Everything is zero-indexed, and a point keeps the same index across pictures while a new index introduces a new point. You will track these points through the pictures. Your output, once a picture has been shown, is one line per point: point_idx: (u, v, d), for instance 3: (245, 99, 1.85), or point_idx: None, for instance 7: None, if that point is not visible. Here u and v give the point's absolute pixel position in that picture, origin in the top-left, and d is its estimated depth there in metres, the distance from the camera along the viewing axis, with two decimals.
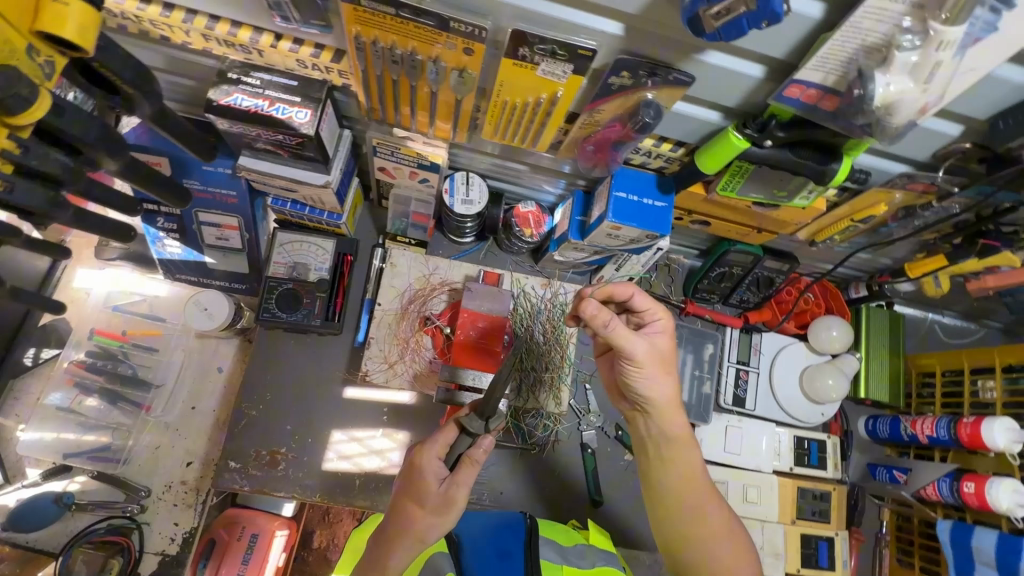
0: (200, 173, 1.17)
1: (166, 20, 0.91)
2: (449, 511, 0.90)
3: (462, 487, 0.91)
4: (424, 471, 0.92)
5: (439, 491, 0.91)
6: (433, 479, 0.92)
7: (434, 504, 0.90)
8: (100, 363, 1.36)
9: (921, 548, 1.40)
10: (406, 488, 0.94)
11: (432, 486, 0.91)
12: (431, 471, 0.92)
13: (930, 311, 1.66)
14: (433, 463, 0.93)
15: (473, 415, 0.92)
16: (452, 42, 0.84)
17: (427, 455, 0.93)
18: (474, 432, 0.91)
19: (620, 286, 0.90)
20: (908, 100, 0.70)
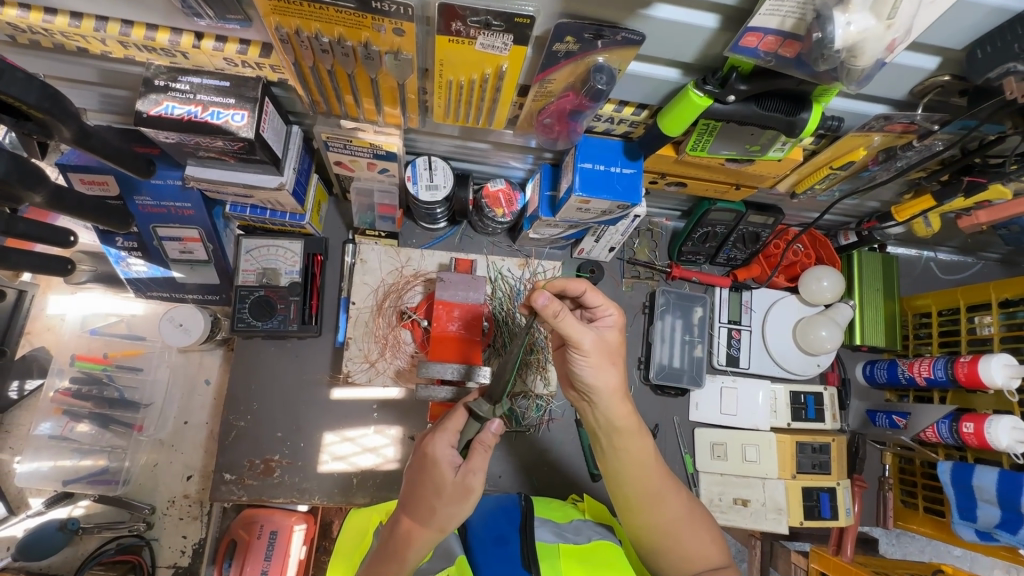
0: (150, 188, 1.12)
1: (77, 31, 0.85)
2: (466, 498, 0.86)
3: (477, 474, 0.87)
4: (437, 459, 0.87)
5: (454, 479, 0.86)
6: (447, 467, 0.87)
7: (451, 494, 0.86)
8: (85, 389, 1.33)
9: (924, 489, 1.41)
10: (417, 481, 0.89)
11: (447, 474, 0.86)
12: (444, 460, 0.87)
13: (924, 249, 1.61)
14: (446, 451, 0.88)
15: (481, 398, 0.89)
16: (380, 23, 0.78)
17: (439, 444, 0.88)
18: (482, 415, 0.88)
19: (572, 282, 0.87)
20: (873, 38, 0.64)
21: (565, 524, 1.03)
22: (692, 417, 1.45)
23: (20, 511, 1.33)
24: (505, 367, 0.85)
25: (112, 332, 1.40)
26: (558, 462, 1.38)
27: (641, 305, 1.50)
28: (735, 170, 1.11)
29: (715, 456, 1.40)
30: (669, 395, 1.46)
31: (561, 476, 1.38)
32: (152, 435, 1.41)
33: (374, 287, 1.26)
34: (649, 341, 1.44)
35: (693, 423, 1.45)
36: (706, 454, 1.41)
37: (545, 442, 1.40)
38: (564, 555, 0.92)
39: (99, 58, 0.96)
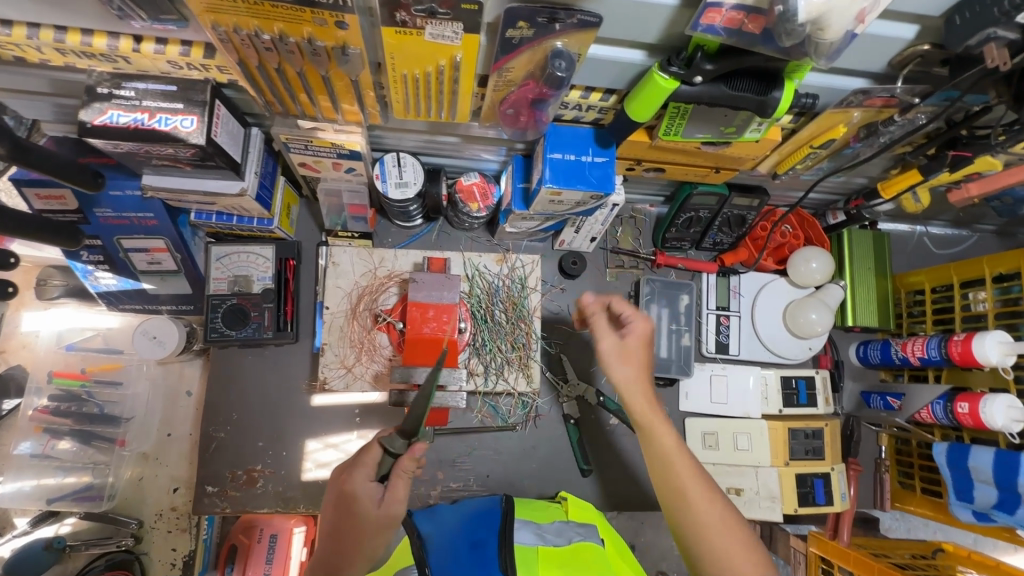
0: (109, 200, 1.08)
1: (9, 40, 0.81)
2: (392, 527, 0.84)
3: (400, 502, 0.84)
4: (358, 497, 0.83)
5: (379, 512, 0.82)
6: (370, 502, 0.83)
7: (376, 528, 0.83)
8: (64, 406, 1.30)
9: (920, 470, 1.38)
10: (342, 521, 0.84)
11: (369, 509, 0.82)
12: (365, 495, 0.83)
13: (917, 224, 1.57)
14: (367, 487, 0.84)
15: (393, 434, 0.85)
16: (321, 16, 0.74)
17: (358, 480, 0.84)
18: (396, 450, 0.84)
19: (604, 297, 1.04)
20: (838, 10, 0.60)
21: (548, 526, 1.01)
22: (682, 407, 1.41)
23: (6, 531, 1.32)
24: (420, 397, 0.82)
25: (88, 347, 1.37)
26: (547, 459, 1.36)
27: (626, 295, 1.46)
28: (713, 153, 1.06)
29: (707, 446, 1.38)
30: (658, 385, 1.43)
31: (550, 473, 1.35)
32: (135, 449, 1.38)
33: (347, 290, 1.24)
34: None
35: (684, 413, 1.43)
36: (697, 444, 1.38)
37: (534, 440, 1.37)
38: (543, 559, 0.91)
39: (40, 67, 0.92)
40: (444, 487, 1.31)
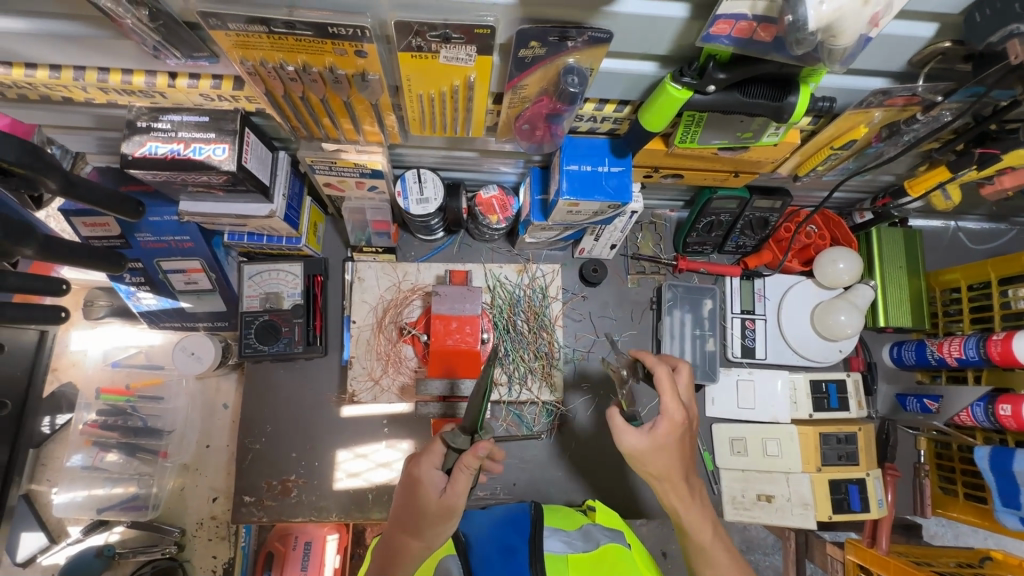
0: (149, 225, 1.14)
1: (57, 82, 0.87)
2: (451, 519, 0.85)
3: (460, 495, 0.84)
4: (422, 481, 0.86)
5: (438, 500, 0.85)
6: (432, 489, 0.86)
7: (435, 515, 0.85)
8: (110, 420, 1.37)
9: (963, 475, 1.33)
10: (407, 502, 0.88)
11: (430, 494, 0.85)
12: (429, 480, 0.86)
13: (951, 220, 1.52)
14: (430, 473, 0.87)
15: (456, 432, 0.90)
16: (342, 47, 0.77)
17: (424, 467, 0.88)
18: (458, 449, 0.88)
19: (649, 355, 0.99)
20: (849, 15, 0.60)
21: (574, 531, 1.02)
22: (708, 413, 1.40)
23: (61, 539, 1.39)
24: (476, 394, 0.88)
25: (132, 363, 1.46)
26: (573, 467, 1.36)
27: (649, 301, 1.46)
28: (732, 158, 1.06)
29: (735, 452, 1.36)
30: None
31: (576, 481, 1.35)
32: (176, 460, 1.44)
33: (373, 304, 1.27)
34: (659, 337, 1.41)
35: (711, 418, 1.41)
36: (725, 450, 1.37)
37: (559, 447, 1.37)
38: (572, 564, 0.93)
39: (86, 105, 0.99)
40: (472, 495, 1.32)
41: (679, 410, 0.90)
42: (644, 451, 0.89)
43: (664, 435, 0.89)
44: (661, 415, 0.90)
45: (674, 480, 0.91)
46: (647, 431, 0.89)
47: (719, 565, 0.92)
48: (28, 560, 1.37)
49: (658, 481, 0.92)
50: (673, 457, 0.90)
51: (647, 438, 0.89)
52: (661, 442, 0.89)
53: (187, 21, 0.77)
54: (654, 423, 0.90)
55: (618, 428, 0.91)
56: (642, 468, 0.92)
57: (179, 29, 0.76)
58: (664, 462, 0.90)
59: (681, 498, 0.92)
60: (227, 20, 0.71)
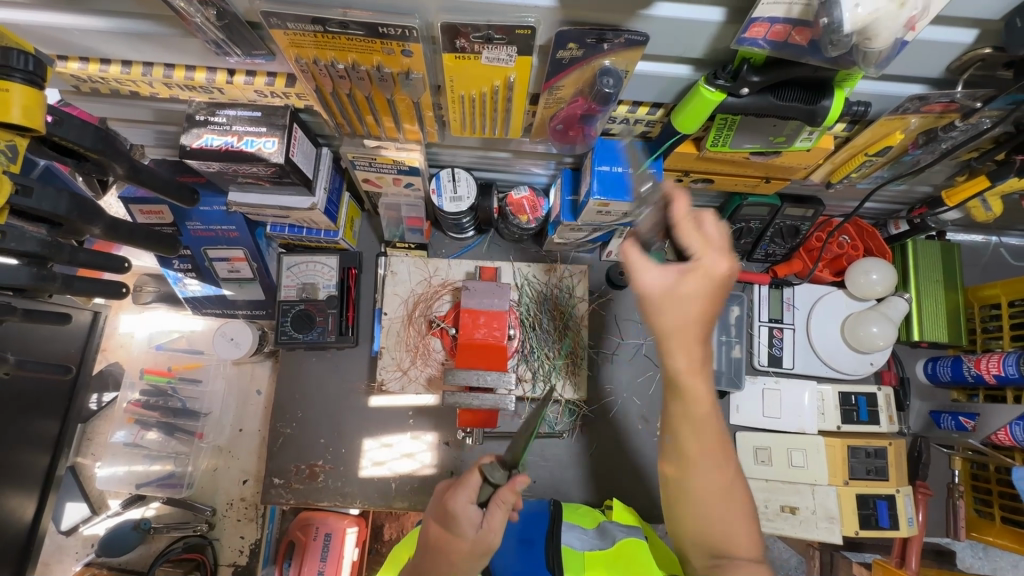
0: (200, 215, 1.21)
1: (128, 77, 0.94)
2: (484, 556, 0.82)
3: (497, 532, 0.82)
4: (458, 517, 0.81)
5: (475, 537, 0.81)
6: (469, 526, 0.81)
7: (469, 553, 0.80)
8: (153, 400, 1.44)
9: (1000, 497, 1.29)
10: (435, 537, 0.82)
11: (467, 532, 0.81)
12: (466, 517, 0.81)
13: (991, 235, 1.48)
14: (466, 509, 0.82)
15: (495, 464, 0.86)
16: (390, 46, 0.82)
17: (461, 501, 0.83)
18: (497, 483, 0.84)
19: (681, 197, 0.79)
20: (885, 18, 0.62)
21: (592, 529, 1.02)
22: (733, 420, 1.39)
23: (101, 510, 1.46)
24: (524, 431, 0.88)
25: (175, 347, 1.51)
26: (595, 466, 1.36)
27: None
28: (764, 163, 1.06)
29: (759, 461, 1.34)
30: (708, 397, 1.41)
31: (598, 481, 1.35)
32: (211, 442, 1.49)
33: (404, 297, 1.33)
34: None
35: (734, 426, 1.40)
36: (749, 459, 1.35)
37: (579, 446, 1.37)
38: (590, 564, 0.92)
39: (149, 100, 1.06)
40: None
41: (723, 262, 0.74)
42: (661, 299, 0.76)
43: (690, 291, 0.75)
44: (695, 262, 0.75)
45: (696, 341, 0.76)
46: (672, 270, 0.77)
47: (706, 449, 0.80)
48: (71, 529, 1.44)
49: (673, 332, 0.76)
50: (710, 313, 0.75)
51: (673, 277, 0.76)
52: (684, 291, 0.75)
53: (250, 21, 0.82)
54: (684, 269, 0.76)
55: (636, 263, 0.79)
56: (657, 320, 0.77)
57: (241, 28, 0.82)
58: (692, 315, 0.75)
59: (690, 365, 0.77)
60: (286, 20, 0.77)
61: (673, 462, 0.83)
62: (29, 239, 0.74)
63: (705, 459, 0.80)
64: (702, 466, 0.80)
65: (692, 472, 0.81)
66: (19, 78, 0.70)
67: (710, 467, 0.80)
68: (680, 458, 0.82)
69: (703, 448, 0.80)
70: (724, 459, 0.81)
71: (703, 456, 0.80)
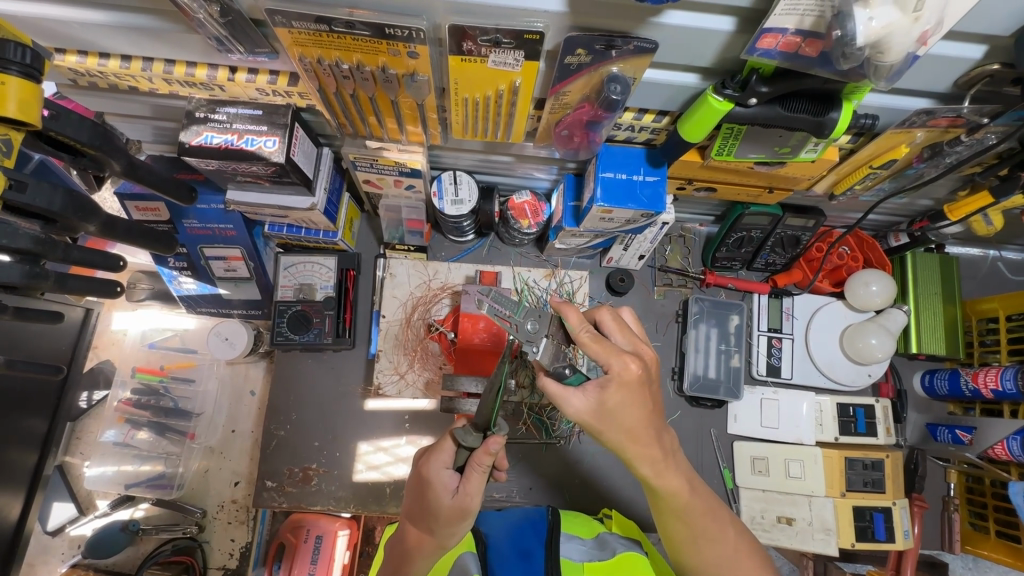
0: (196, 212, 1.19)
1: (127, 72, 0.93)
2: (465, 519, 0.80)
3: (474, 496, 0.80)
4: (433, 483, 0.81)
5: (451, 502, 0.80)
6: (444, 490, 0.80)
7: (447, 518, 0.80)
8: (144, 399, 1.40)
9: (995, 511, 1.29)
10: (419, 503, 0.83)
11: (442, 497, 0.80)
12: (441, 483, 0.81)
13: (989, 249, 1.48)
14: (442, 474, 0.82)
15: (468, 428, 0.83)
16: (396, 48, 0.81)
17: (434, 467, 0.82)
18: (469, 447, 0.81)
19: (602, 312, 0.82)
20: (898, 31, 0.63)
21: (590, 539, 1.01)
22: (730, 430, 1.39)
23: (89, 511, 1.43)
24: (489, 390, 0.81)
25: (168, 346, 1.47)
26: (589, 476, 1.37)
27: (674, 313, 1.46)
28: (768, 173, 1.06)
29: (757, 471, 1.34)
30: (705, 406, 1.40)
31: (591, 489, 1.36)
32: (203, 442, 1.46)
33: (403, 300, 1.32)
34: (683, 350, 1.40)
35: (732, 435, 1.40)
36: (745, 468, 1.35)
37: (575, 455, 1.38)
38: (589, 570, 0.92)
39: (148, 95, 1.04)
40: (487, 496, 1.33)
41: (630, 364, 0.73)
42: (593, 418, 0.74)
43: (615, 401, 0.73)
44: (608, 376, 0.73)
45: (645, 441, 0.76)
46: (591, 388, 0.74)
47: (696, 525, 0.84)
48: (58, 529, 1.40)
49: (624, 445, 0.76)
50: (638, 412, 0.74)
51: (593, 399, 0.74)
52: (611, 405, 0.73)
53: (254, 19, 0.81)
54: (602, 384, 0.74)
55: (556, 396, 0.74)
56: (605, 438, 0.76)
57: (245, 26, 0.81)
58: (628, 423, 0.74)
59: (654, 464, 0.78)
60: (290, 18, 0.75)
61: (680, 551, 0.87)
62: (22, 236, 0.73)
63: (699, 536, 0.84)
64: (697, 542, 0.85)
65: (689, 554, 0.86)
66: (16, 70, 0.69)
67: (704, 542, 0.85)
68: (678, 535, 0.86)
69: (694, 528, 0.84)
70: (716, 524, 0.85)
71: (694, 533, 0.84)
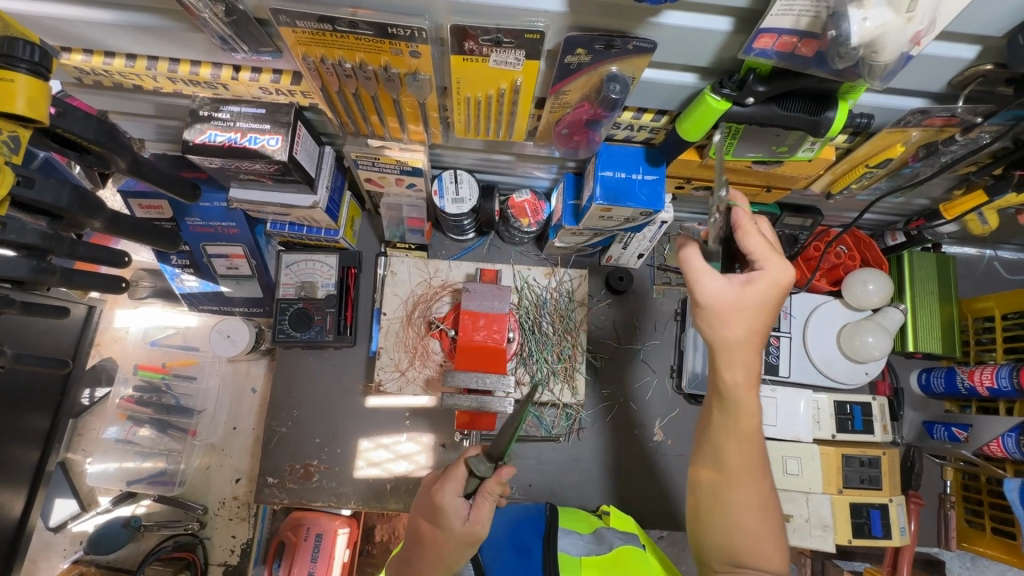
0: (199, 210, 1.20)
1: (132, 71, 0.94)
2: (473, 547, 0.83)
3: (483, 523, 0.83)
4: (446, 510, 0.83)
5: (462, 528, 0.82)
6: (457, 517, 0.82)
7: (457, 544, 0.82)
8: (146, 397, 1.40)
9: (991, 508, 1.31)
10: (428, 530, 0.85)
11: (454, 523, 0.82)
12: (453, 509, 0.83)
13: (986, 248, 1.49)
14: (455, 501, 0.84)
15: (480, 457, 0.86)
16: (398, 47, 0.82)
17: (448, 494, 0.84)
18: (481, 475, 0.84)
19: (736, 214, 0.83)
20: (893, 31, 0.64)
21: (588, 535, 1.02)
22: None
23: (91, 507, 1.44)
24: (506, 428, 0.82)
25: (169, 343, 1.49)
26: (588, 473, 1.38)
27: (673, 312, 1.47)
28: (765, 172, 1.07)
29: None
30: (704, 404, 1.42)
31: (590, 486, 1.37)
32: (204, 439, 1.47)
33: (404, 297, 1.33)
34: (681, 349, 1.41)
35: None
36: None
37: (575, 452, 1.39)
38: (586, 566, 0.92)
39: (152, 94, 1.05)
40: None
41: (788, 268, 0.79)
42: (729, 307, 0.80)
43: (757, 297, 0.79)
44: (761, 270, 0.79)
45: (753, 347, 0.80)
46: (736, 280, 0.80)
47: (735, 463, 0.82)
48: (60, 525, 1.41)
49: (734, 346, 0.80)
50: (766, 318, 0.80)
51: (736, 289, 0.79)
52: (751, 298, 0.79)
53: (259, 18, 0.82)
54: (749, 279, 0.79)
55: (698, 270, 0.81)
56: (733, 331, 0.80)
57: (250, 25, 0.82)
58: (755, 322, 0.80)
59: (742, 377, 0.81)
60: (294, 18, 0.77)
61: (708, 480, 0.84)
62: (29, 232, 0.74)
63: (734, 473, 0.82)
64: (731, 483, 0.82)
65: (718, 490, 0.83)
66: (24, 68, 0.70)
67: (735, 481, 0.82)
68: (714, 467, 0.84)
69: (733, 458, 0.82)
70: (752, 477, 0.82)
71: (729, 467, 0.82)
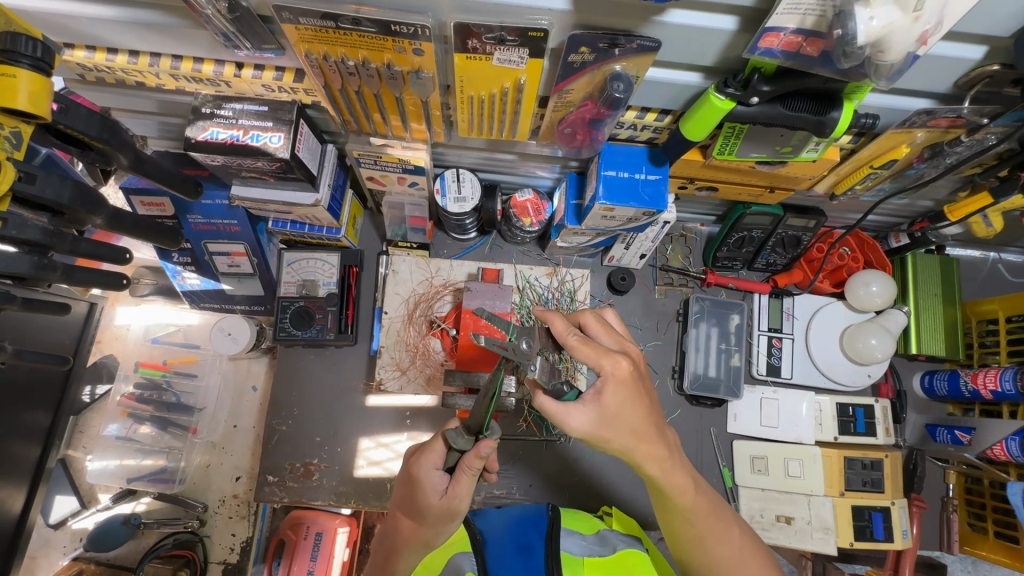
0: (200, 208, 1.21)
1: (134, 67, 0.94)
2: (453, 519, 0.82)
3: (463, 498, 0.81)
4: (422, 482, 0.81)
5: (439, 502, 0.80)
6: (433, 491, 0.81)
7: (435, 517, 0.81)
8: (146, 393, 1.41)
9: (994, 511, 1.30)
10: (408, 500, 0.85)
11: (431, 497, 0.81)
12: (430, 483, 0.81)
13: (990, 251, 1.49)
14: (432, 475, 0.82)
15: (459, 430, 0.82)
16: (400, 44, 0.82)
17: (424, 467, 0.82)
18: (459, 449, 0.80)
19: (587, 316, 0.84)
20: (898, 31, 0.64)
21: (591, 535, 1.02)
22: (730, 429, 1.39)
23: (91, 505, 1.44)
24: (484, 395, 0.79)
25: (171, 341, 1.50)
26: (589, 473, 1.37)
27: (675, 313, 1.46)
28: (769, 172, 1.07)
29: (756, 470, 1.34)
30: (705, 405, 1.41)
31: (591, 487, 1.37)
32: (205, 437, 1.47)
33: (405, 296, 1.33)
34: (683, 349, 1.40)
35: (731, 435, 1.40)
36: (745, 468, 1.35)
37: (576, 452, 1.39)
38: (589, 566, 0.92)
39: (154, 91, 1.05)
40: (488, 493, 1.34)
41: (622, 362, 0.74)
42: (599, 428, 0.74)
43: (614, 403, 0.74)
44: (602, 378, 0.75)
45: (651, 440, 0.77)
46: (589, 398, 0.74)
47: (700, 523, 0.85)
48: (60, 522, 1.41)
49: (633, 444, 0.77)
50: (640, 411, 0.76)
51: (593, 408, 0.74)
52: (612, 409, 0.74)
53: (261, 15, 0.82)
54: (597, 389, 0.75)
55: (559, 412, 0.74)
56: (612, 445, 0.76)
57: (252, 21, 0.81)
58: (632, 422, 0.75)
59: (660, 462, 0.79)
60: (297, 14, 0.76)
61: (685, 550, 0.88)
62: (31, 228, 0.74)
63: (704, 534, 0.85)
64: (702, 541, 0.85)
65: (692, 554, 0.87)
66: (27, 64, 0.69)
67: (707, 540, 0.85)
68: (682, 534, 0.87)
69: (697, 525, 0.85)
70: (720, 523, 0.86)
71: (699, 533, 0.85)
